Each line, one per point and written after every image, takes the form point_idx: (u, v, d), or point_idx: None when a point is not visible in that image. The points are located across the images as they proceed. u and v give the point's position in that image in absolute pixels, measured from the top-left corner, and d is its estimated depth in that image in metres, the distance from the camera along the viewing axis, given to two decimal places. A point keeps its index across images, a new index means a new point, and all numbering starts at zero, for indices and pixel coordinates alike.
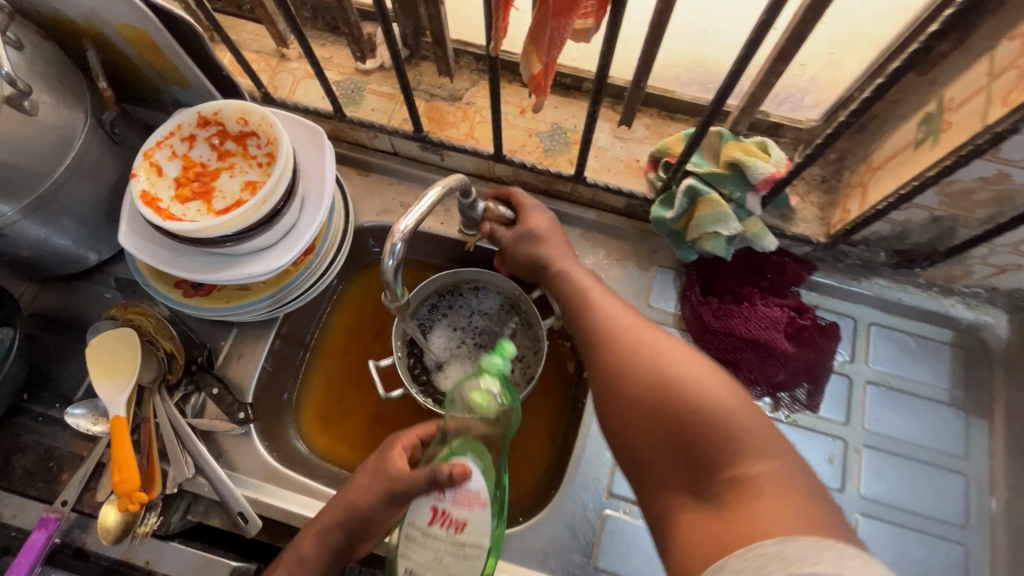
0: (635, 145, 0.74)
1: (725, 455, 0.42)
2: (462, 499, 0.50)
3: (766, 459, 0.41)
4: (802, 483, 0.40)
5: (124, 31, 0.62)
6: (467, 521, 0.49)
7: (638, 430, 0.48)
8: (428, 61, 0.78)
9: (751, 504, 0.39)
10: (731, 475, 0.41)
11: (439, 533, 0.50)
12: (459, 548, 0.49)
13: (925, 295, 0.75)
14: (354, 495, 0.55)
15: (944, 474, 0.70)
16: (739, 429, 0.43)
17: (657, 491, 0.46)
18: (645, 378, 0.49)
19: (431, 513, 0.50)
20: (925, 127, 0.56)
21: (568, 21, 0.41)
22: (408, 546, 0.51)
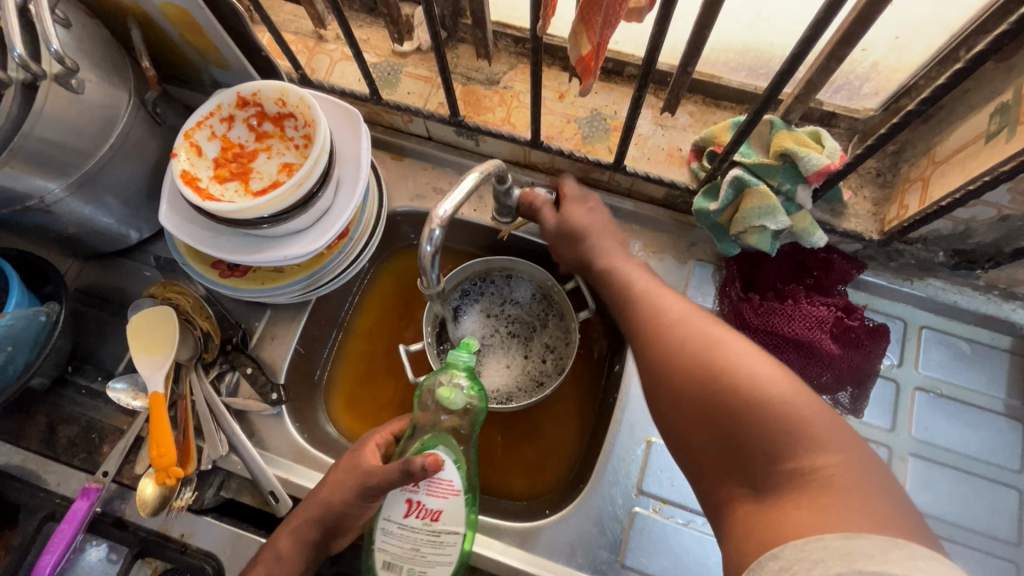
0: (678, 133, 0.72)
1: (784, 448, 0.41)
2: (436, 489, 0.55)
3: (830, 452, 0.40)
4: (869, 478, 0.39)
5: (167, 10, 0.62)
6: (442, 509, 0.55)
7: (687, 420, 0.47)
8: (466, 43, 0.76)
9: (812, 500, 0.38)
10: (790, 468, 0.40)
11: (415, 523, 0.55)
12: (435, 535, 0.55)
13: (984, 299, 0.70)
14: (331, 493, 0.55)
15: (996, 488, 0.66)
16: (802, 423, 0.41)
17: (711, 484, 0.45)
18: (696, 368, 0.47)
19: (406, 507, 0.55)
20: (999, 119, 0.52)
21: (623, 1, 0.39)
22: (385, 539, 0.55)
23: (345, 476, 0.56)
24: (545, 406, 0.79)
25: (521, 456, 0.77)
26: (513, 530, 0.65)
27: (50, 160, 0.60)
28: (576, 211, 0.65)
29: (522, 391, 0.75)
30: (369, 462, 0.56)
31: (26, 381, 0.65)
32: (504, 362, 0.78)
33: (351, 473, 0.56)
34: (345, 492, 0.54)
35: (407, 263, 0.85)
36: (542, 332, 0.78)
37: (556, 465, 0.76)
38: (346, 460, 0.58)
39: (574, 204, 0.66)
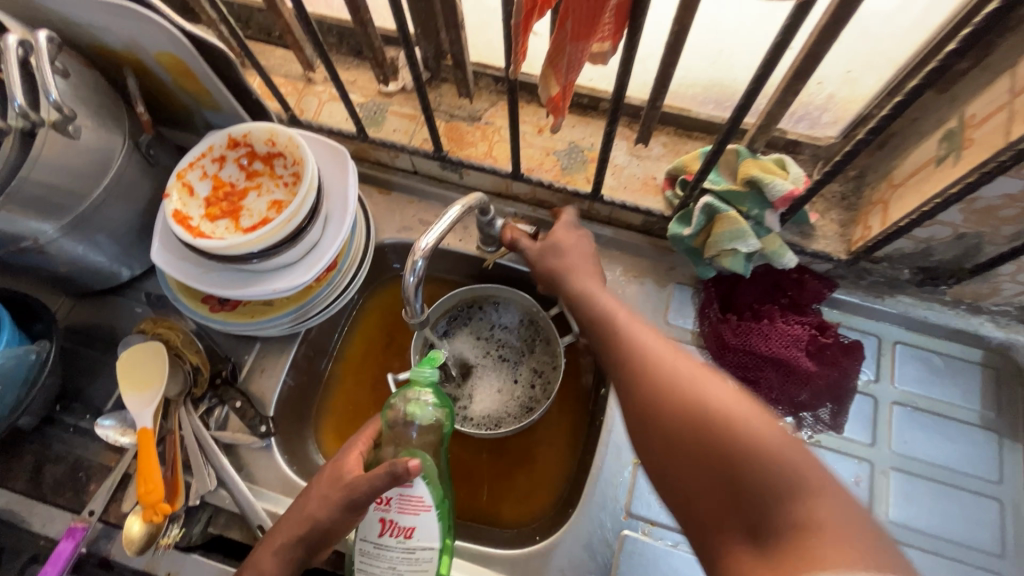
0: (652, 163, 0.75)
1: (781, 500, 0.38)
2: (407, 507, 0.54)
3: (827, 503, 0.37)
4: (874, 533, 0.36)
5: (161, 58, 0.66)
6: (415, 526, 0.54)
7: (675, 466, 0.43)
8: (448, 83, 0.80)
9: (818, 554, 0.35)
10: (789, 520, 0.37)
11: (389, 542, 0.54)
12: (410, 552, 0.54)
13: (952, 313, 0.73)
14: (315, 507, 0.53)
15: (976, 499, 0.67)
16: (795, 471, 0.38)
17: (706, 535, 0.41)
18: (682, 411, 0.44)
19: (380, 526, 0.54)
20: (946, 144, 0.56)
21: (586, 47, 0.42)
22: (365, 560, 0.55)
23: (328, 490, 0.54)
24: (533, 431, 0.80)
25: (511, 483, 0.78)
26: (503, 557, 0.66)
27: (45, 202, 0.62)
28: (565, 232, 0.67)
29: (512, 417, 0.77)
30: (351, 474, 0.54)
31: (14, 421, 0.66)
32: (495, 388, 0.79)
33: (335, 486, 0.54)
34: (328, 507, 0.53)
35: (396, 292, 0.87)
36: (530, 357, 0.80)
37: (545, 490, 0.77)
38: (331, 471, 0.56)
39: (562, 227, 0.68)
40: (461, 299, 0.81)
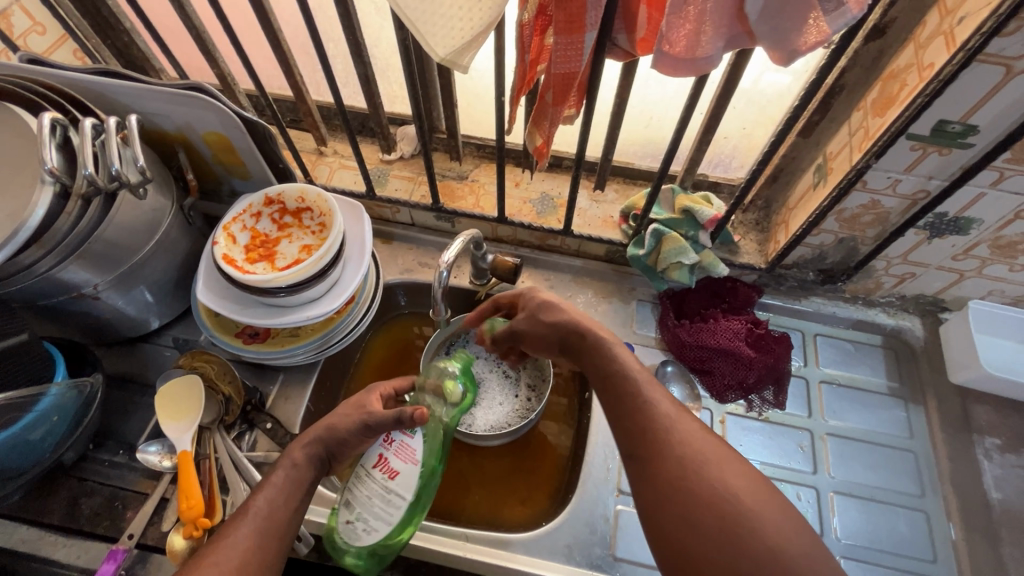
0: (608, 205, 0.94)
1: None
2: (401, 452, 0.63)
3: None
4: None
5: (208, 136, 0.81)
6: (399, 473, 0.62)
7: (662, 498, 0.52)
8: (439, 151, 0.99)
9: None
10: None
11: (376, 475, 0.63)
12: (387, 493, 0.62)
13: (854, 307, 0.92)
14: (337, 419, 0.62)
15: (895, 452, 0.83)
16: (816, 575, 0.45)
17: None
18: (712, 509, 0.49)
19: (376, 460, 0.64)
20: (818, 174, 0.77)
21: (560, 111, 0.60)
22: (355, 482, 0.65)
23: (350, 410, 0.64)
24: (529, 437, 0.91)
25: (513, 487, 0.87)
26: (513, 540, 0.74)
27: (110, 255, 0.72)
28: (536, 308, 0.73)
29: (512, 425, 0.89)
30: (375, 404, 0.64)
31: (59, 454, 0.72)
32: (489, 402, 0.91)
33: (357, 409, 0.63)
34: (348, 421, 0.62)
35: (401, 329, 1.00)
36: (523, 373, 0.94)
37: (547, 488, 0.86)
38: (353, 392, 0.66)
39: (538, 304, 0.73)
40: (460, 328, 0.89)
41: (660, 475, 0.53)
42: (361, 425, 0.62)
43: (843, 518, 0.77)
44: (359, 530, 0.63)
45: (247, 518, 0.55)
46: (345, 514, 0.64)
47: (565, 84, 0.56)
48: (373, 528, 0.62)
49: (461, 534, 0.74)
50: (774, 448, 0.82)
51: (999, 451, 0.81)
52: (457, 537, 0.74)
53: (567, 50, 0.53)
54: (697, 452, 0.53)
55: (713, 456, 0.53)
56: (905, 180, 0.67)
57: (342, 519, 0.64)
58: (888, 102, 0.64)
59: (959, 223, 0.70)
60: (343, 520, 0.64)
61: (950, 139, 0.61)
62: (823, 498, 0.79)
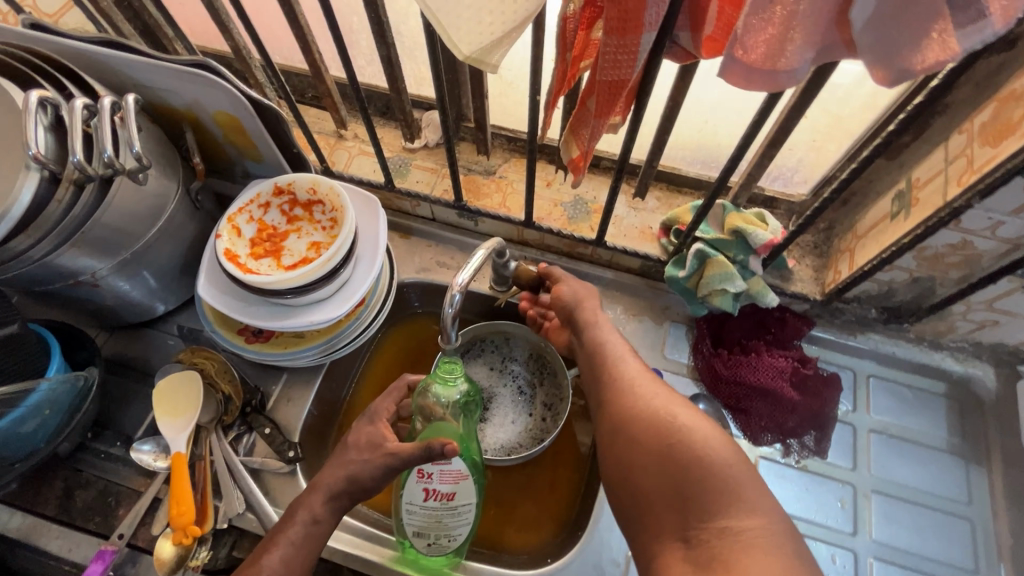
0: (648, 214, 0.85)
1: (715, 504, 0.48)
2: (446, 478, 0.64)
3: (757, 515, 0.47)
4: (786, 535, 0.46)
5: (218, 116, 0.74)
6: (455, 491, 0.65)
7: (620, 438, 0.57)
8: (466, 141, 0.91)
9: (738, 557, 0.44)
10: (720, 524, 0.47)
11: (433, 504, 0.65)
12: (453, 509, 0.66)
13: (917, 349, 0.82)
14: (356, 469, 0.61)
15: (948, 519, 0.74)
16: (739, 485, 0.48)
17: (649, 537, 0.51)
18: (651, 432, 0.54)
19: (423, 493, 0.65)
20: (898, 202, 0.66)
21: (605, 122, 0.51)
22: (411, 515, 0.66)
23: (367, 454, 0.62)
24: (540, 458, 0.85)
25: (519, 508, 0.82)
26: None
27: (109, 242, 0.68)
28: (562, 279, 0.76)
29: (523, 447, 0.83)
30: (392, 443, 0.62)
31: (54, 446, 0.69)
32: (502, 418, 0.86)
33: (374, 452, 0.62)
34: (370, 468, 0.60)
35: (416, 329, 0.94)
36: (539, 390, 0.88)
37: (556, 516, 0.81)
38: (367, 436, 0.64)
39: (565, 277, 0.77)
40: (477, 335, 0.89)
41: (616, 415, 0.59)
42: (384, 468, 0.60)
43: None
44: (443, 543, 0.67)
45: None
46: (422, 541, 0.67)
47: (612, 94, 0.48)
48: (456, 535, 0.67)
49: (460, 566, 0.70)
50: (811, 502, 0.74)
51: None
52: (456, 567, 0.70)
53: (619, 54, 0.44)
54: (646, 388, 0.60)
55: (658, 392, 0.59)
56: (1009, 224, 0.57)
57: (421, 544, 0.67)
58: (1003, 129, 0.53)
59: None
60: (423, 545, 0.67)
61: None
62: (861, 563, 0.71)
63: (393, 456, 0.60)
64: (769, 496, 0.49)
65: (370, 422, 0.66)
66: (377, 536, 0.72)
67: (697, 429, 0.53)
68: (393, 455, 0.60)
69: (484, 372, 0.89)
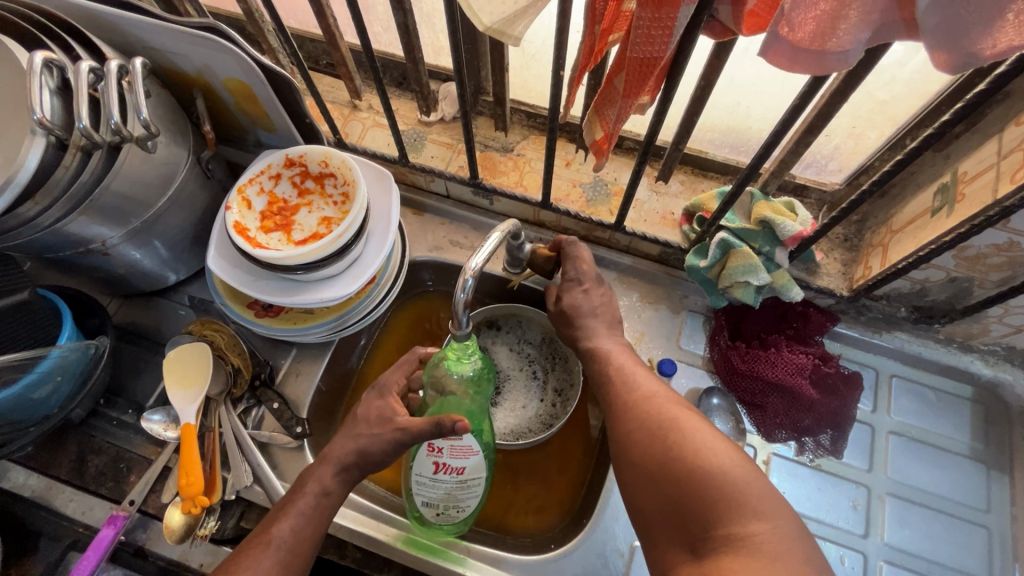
0: (670, 199, 0.82)
1: (719, 512, 0.47)
2: (457, 452, 0.64)
3: (761, 520, 0.46)
4: (795, 542, 0.45)
5: (229, 83, 0.72)
6: (465, 466, 0.65)
7: (624, 449, 0.57)
8: (484, 116, 0.87)
9: (745, 565, 0.43)
10: (725, 532, 0.46)
11: (443, 477, 0.65)
12: (464, 483, 0.65)
13: (945, 350, 0.78)
14: (364, 445, 0.60)
15: (965, 526, 0.72)
16: (740, 490, 0.48)
17: (658, 549, 0.51)
18: (651, 444, 0.54)
19: (433, 467, 0.64)
20: (940, 196, 0.62)
21: (634, 103, 0.48)
22: (421, 487, 0.66)
23: (376, 428, 0.61)
24: (545, 444, 0.84)
25: (527, 492, 0.81)
26: (522, 561, 0.69)
27: (118, 211, 0.66)
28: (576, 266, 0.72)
29: (533, 432, 0.82)
30: (404, 417, 0.61)
31: (67, 412, 0.70)
32: (512, 403, 0.85)
33: (384, 425, 0.61)
34: (378, 443, 0.60)
35: (427, 307, 0.93)
36: (551, 375, 0.86)
37: (560, 501, 0.80)
38: (376, 409, 0.63)
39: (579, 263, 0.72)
40: (498, 315, 0.88)
41: (618, 428, 0.59)
42: (393, 443, 0.60)
43: None
44: (453, 513, 0.67)
45: (268, 550, 0.54)
46: (431, 511, 0.67)
47: (643, 72, 0.44)
48: (466, 506, 0.67)
49: (463, 548, 0.70)
50: (822, 502, 0.73)
51: None
52: (458, 548, 0.70)
53: (652, 29, 0.41)
54: (644, 400, 0.59)
55: (657, 404, 0.58)
56: None
57: (431, 514, 0.67)
58: None
59: None
60: (433, 515, 0.67)
61: None
62: (870, 566, 0.70)
63: (401, 431, 0.59)
64: (774, 497, 0.48)
65: (379, 396, 0.64)
66: (382, 515, 0.72)
67: (697, 437, 0.52)
68: (403, 430, 0.59)
69: (505, 353, 0.88)
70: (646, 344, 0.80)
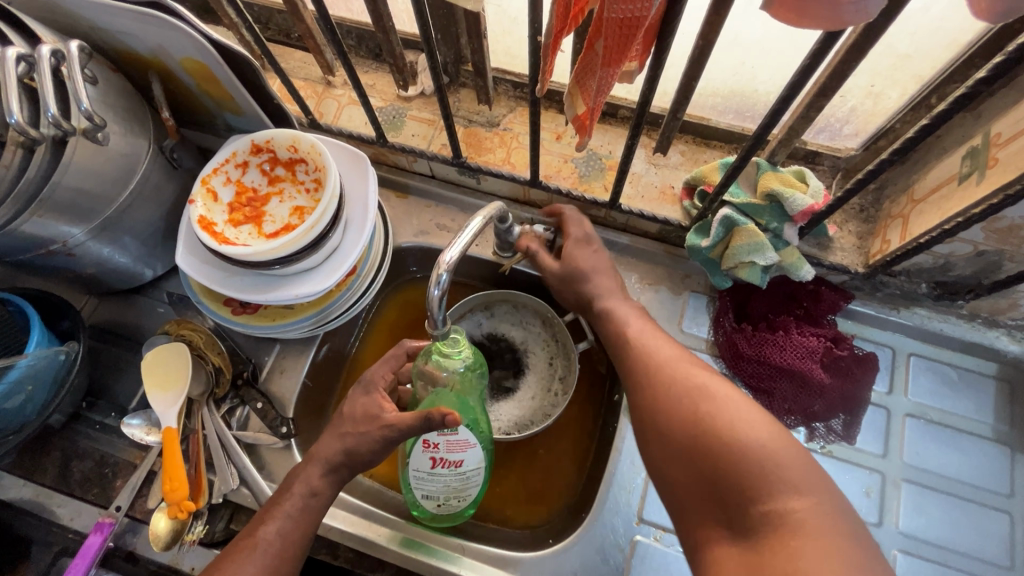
0: (670, 172, 0.76)
1: (758, 489, 0.45)
2: (454, 447, 0.61)
3: (804, 498, 0.44)
4: (839, 519, 0.43)
5: (186, 64, 0.66)
6: (463, 459, 0.62)
7: (653, 423, 0.54)
8: (467, 88, 0.81)
9: (786, 542, 0.42)
10: (765, 509, 0.44)
11: (442, 471, 0.62)
12: (462, 474, 0.63)
13: (968, 326, 0.73)
14: (352, 441, 0.58)
15: (986, 512, 0.68)
16: (779, 466, 0.45)
17: (692, 525, 0.49)
18: (678, 419, 0.52)
19: (431, 461, 0.62)
20: (969, 161, 0.56)
21: (615, 73, 0.42)
22: (419, 481, 0.64)
23: (364, 425, 0.58)
24: (543, 436, 0.81)
25: (522, 484, 0.79)
26: (516, 557, 0.67)
27: (76, 208, 0.62)
28: (580, 249, 0.69)
29: (534, 424, 0.78)
30: (391, 413, 0.58)
31: (45, 418, 0.68)
32: (511, 393, 0.82)
33: (371, 423, 0.58)
34: (369, 440, 0.57)
35: (413, 296, 0.89)
36: (552, 362, 0.82)
37: (559, 490, 0.78)
38: (364, 404, 0.60)
39: (581, 244, 0.69)
40: (496, 300, 0.84)
41: (644, 401, 0.56)
42: (381, 440, 0.57)
43: None
44: (453, 502, 0.66)
45: (254, 555, 0.53)
46: (432, 502, 0.65)
47: (624, 35, 0.38)
48: (467, 496, 0.65)
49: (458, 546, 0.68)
50: None
51: None
52: (452, 547, 0.68)
53: None
54: (672, 370, 0.56)
55: (688, 373, 0.55)
56: None
57: (432, 505, 0.66)
58: None
59: None
60: (434, 505, 0.66)
61: None
62: (884, 556, 0.66)
63: (389, 428, 0.57)
64: (815, 473, 0.45)
65: (365, 392, 0.61)
66: (373, 513, 0.70)
67: (730, 410, 0.50)
68: (382, 440, 0.57)
69: (506, 338, 0.84)
70: None
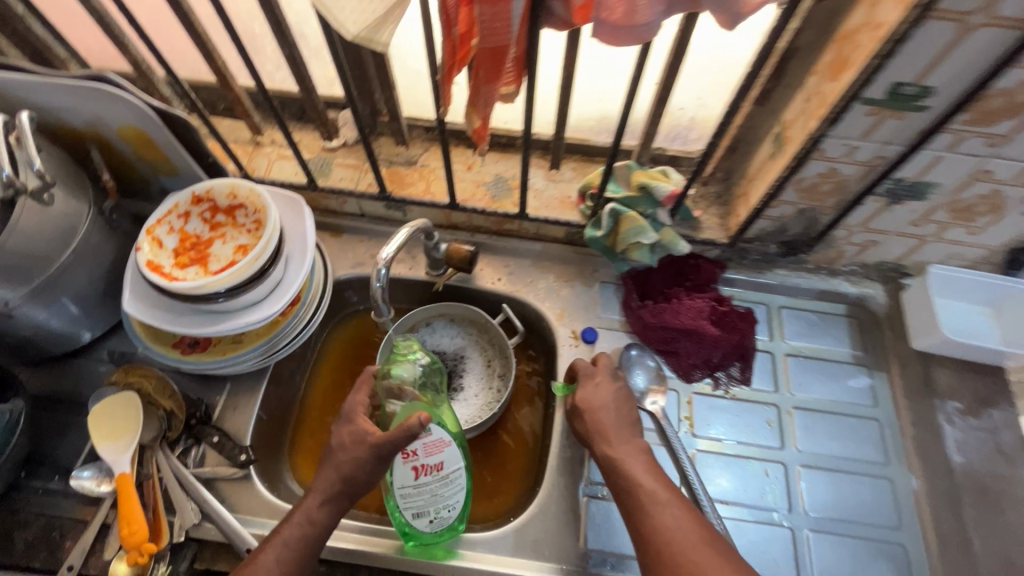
0: (566, 184, 0.91)
1: (645, 517, 0.59)
2: (431, 449, 0.65)
3: (673, 517, 0.58)
4: (701, 530, 0.57)
5: (124, 130, 0.73)
6: (443, 460, 0.66)
7: None
8: (385, 135, 0.93)
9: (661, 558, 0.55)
10: (649, 533, 0.58)
11: (426, 479, 0.66)
12: (445, 477, 0.67)
13: (817, 277, 0.91)
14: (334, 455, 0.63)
15: (859, 422, 0.82)
16: (657, 500, 0.59)
17: None
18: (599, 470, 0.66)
19: (415, 472, 0.65)
20: (774, 143, 0.74)
21: (495, 89, 0.55)
22: (407, 499, 0.67)
23: (355, 448, 0.63)
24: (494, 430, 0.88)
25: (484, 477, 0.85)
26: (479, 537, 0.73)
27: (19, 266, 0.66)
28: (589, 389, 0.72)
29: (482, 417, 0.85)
30: (375, 434, 0.62)
31: None
32: (456, 396, 0.88)
33: (362, 445, 0.62)
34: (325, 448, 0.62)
35: (357, 326, 0.96)
36: (491, 362, 0.91)
37: (518, 475, 0.85)
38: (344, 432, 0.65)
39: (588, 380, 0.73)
40: (431, 316, 0.92)
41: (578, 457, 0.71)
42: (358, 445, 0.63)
43: (812, 492, 0.77)
44: (444, 515, 0.69)
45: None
46: (424, 520, 0.68)
47: (496, 60, 0.52)
48: (454, 503, 0.69)
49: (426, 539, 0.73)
50: (742, 426, 0.81)
51: (961, 416, 0.80)
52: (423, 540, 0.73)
53: (494, 22, 0.49)
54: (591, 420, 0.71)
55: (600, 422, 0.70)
56: (863, 147, 0.66)
57: (424, 524, 0.68)
58: (842, 65, 0.61)
59: (917, 188, 0.70)
60: (426, 524, 0.68)
61: (905, 102, 0.60)
62: (791, 472, 0.78)
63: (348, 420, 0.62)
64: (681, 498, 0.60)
65: (348, 421, 0.65)
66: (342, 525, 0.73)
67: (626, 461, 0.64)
68: None
69: (445, 348, 0.92)
70: (568, 318, 0.87)
